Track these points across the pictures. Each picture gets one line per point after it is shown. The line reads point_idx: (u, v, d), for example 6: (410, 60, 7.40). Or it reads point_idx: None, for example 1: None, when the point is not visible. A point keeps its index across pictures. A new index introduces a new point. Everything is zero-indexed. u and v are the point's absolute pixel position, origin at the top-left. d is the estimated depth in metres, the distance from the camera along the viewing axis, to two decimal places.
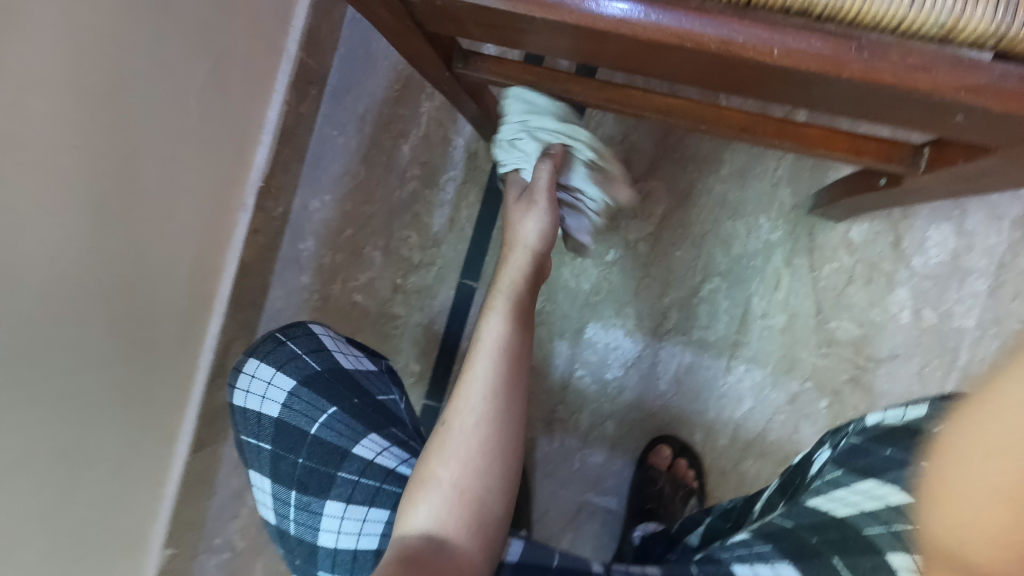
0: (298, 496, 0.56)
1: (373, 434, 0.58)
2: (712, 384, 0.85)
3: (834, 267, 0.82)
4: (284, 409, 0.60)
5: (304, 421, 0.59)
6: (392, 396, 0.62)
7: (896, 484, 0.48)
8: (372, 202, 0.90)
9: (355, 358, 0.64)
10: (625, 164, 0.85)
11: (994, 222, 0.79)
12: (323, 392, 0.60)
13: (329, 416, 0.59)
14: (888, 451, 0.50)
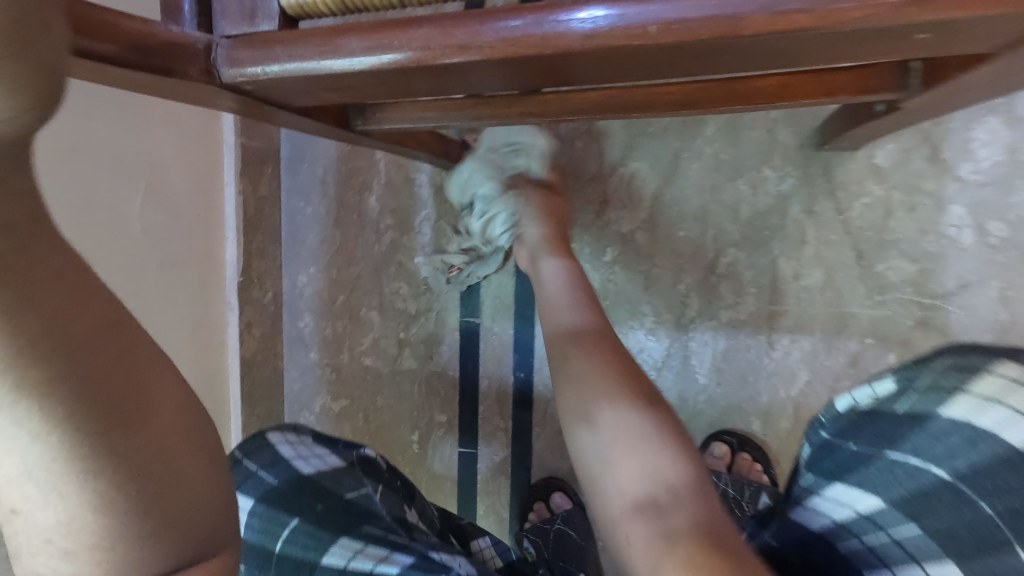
0: None
1: (343, 537, 0.51)
2: (757, 366, 0.75)
3: (865, 202, 0.70)
4: (248, 531, 0.54)
5: (269, 540, 0.52)
6: (364, 491, 0.56)
7: (862, 486, 0.40)
8: (354, 263, 0.87)
9: (310, 450, 0.60)
10: (598, 153, 0.77)
11: None
12: (283, 505, 0.54)
13: (290, 528, 0.52)
14: (852, 446, 0.41)
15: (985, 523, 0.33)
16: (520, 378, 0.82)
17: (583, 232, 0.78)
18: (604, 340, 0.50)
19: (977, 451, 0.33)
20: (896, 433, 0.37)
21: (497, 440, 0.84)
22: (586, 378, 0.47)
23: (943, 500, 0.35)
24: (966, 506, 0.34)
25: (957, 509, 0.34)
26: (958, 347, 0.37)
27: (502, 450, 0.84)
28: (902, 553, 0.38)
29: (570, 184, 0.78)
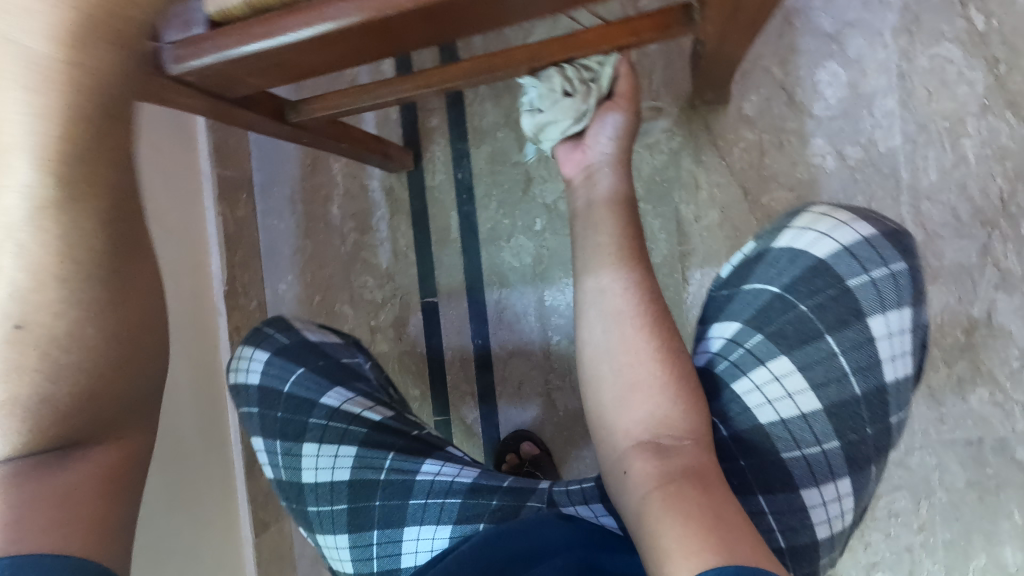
0: (281, 443, 0.62)
1: (339, 387, 0.63)
2: (679, 301, 0.85)
3: (742, 147, 0.83)
4: (262, 377, 0.64)
5: (274, 382, 0.64)
6: (359, 360, 0.67)
7: (727, 317, 0.54)
8: (326, 265, 0.99)
9: (324, 333, 0.68)
10: (518, 140, 0.91)
11: (876, 39, 0.78)
12: (292, 359, 0.65)
13: (298, 373, 0.64)
14: (722, 291, 0.56)
15: (805, 318, 0.52)
16: (479, 344, 0.93)
17: (516, 209, 0.91)
18: (625, 217, 0.56)
19: (797, 266, 0.53)
20: (748, 270, 0.54)
21: (467, 403, 0.94)
22: (602, 273, 0.54)
23: (777, 308, 0.53)
24: (791, 308, 0.52)
25: (788, 311, 0.52)
26: (791, 212, 0.57)
27: (472, 411, 0.94)
28: (752, 358, 0.52)
29: (499, 170, 0.92)
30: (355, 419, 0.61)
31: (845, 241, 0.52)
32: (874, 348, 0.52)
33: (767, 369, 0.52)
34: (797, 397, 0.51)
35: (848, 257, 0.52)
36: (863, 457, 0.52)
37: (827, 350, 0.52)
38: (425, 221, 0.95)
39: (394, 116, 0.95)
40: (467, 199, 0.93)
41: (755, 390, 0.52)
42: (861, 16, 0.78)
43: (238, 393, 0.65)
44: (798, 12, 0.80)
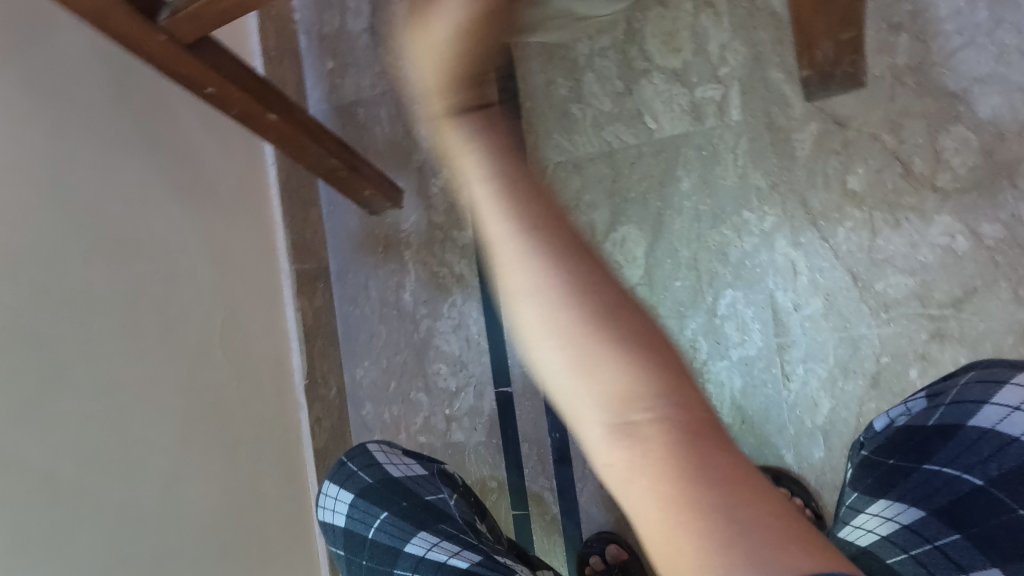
0: None
1: (422, 532, 0.55)
2: (776, 400, 0.76)
3: (849, 226, 0.72)
4: (348, 519, 0.59)
5: (359, 529, 0.57)
6: (444, 495, 0.59)
7: (904, 500, 0.47)
8: (399, 351, 0.98)
9: (408, 466, 0.61)
10: (590, 224, 0.85)
11: (1017, 96, 0.66)
12: (376, 500, 0.58)
13: (381, 520, 0.57)
14: (891, 461, 0.50)
15: (1022, 524, 0.42)
16: (557, 437, 0.89)
17: None
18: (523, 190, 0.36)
19: (1007, 457, 0.44)
20: (934, 445, 0.48)
21: (546, 499, 0.89)
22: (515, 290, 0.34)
23: (980, 506, 0.44)
24: (1002, 510, 0.43)
25: (998, 514, 0.43)
26: (991, 370, 0.48)
27: (552, 508, 0.89)
28: (944, 559, 0.43)
29: None
30: (439, 570, 0.51)
31: None
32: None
33: None
34: None
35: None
36: None
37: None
38: (496, 307, 0.92)
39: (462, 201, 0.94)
40: None
41: None
42: (996, 70, 0.67)
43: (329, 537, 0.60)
44: (913, 70, 0.69)
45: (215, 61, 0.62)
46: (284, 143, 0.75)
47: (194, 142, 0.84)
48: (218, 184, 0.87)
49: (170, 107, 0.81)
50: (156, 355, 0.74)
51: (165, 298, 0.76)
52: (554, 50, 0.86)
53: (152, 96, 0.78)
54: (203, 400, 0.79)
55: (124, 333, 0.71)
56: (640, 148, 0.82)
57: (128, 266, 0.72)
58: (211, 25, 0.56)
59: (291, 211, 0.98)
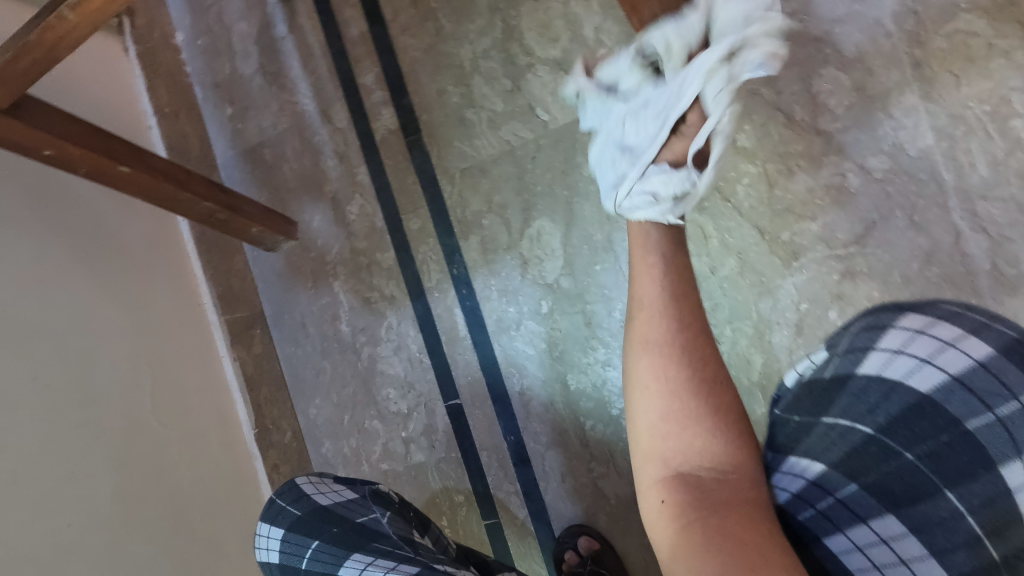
0: None
1: (355, 555, 0.54)
2: None
3: (746, 182, 0.73)
4: (281, 556, 0.57)
5: (295, 561, 0.56)
6: (375, 514, 0.58)
7: (806, 456, 0.43)
8: (346, 383, 0.97)
9: (337, 492, 0.61)
10: (505, 224, 0.85)
11: (876, 31, 0.68)
12: (305, 532, 0.57)
13: (314, 550, 0.56)
14: (796, 419, 0.44)
15: (910, 469, 0.38)
16: (513, 440, 0.88)
17: (518, 293, 0.86)
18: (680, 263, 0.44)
19: (892, 403, 0.39)
20: (828, 399, 0.42)
21: (513, 503, 0.88)
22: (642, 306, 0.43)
23: (870, 455, 0.40)
24: (890, 455, 0.39)
25: (885, 461, 0.39)
26: (880, 312, 0.42)
27: (520, 512, 0.88)
28: (847, 512, 0.41)
29: (491, 258, 0.87)
30: None
31: (954, 368, 0.37)
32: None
33: (869, 529, 0.39)
34: None
35: (962, 391, 0.37)
36: None
37: (947, 508, 0.37)
38: (431, 322, 0.91)
39: (380, 223, 0.93)
40: (468, 293, 0.89)
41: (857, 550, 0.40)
42: (853, 9, 0.68)
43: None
44: None
45: (42, 122, 0.63)
46: (145, 194, 0.76)
47: (93, 211, 0.83)
48: (126, 249, 0.86)
49: (61, 180, 0.80)
50: (79, 432, 0.72)
51: (80, 371, 0.75)
52: (442, 61, 0.88)
53: (42, 170, 0.77)
54: (141, 465, 0.77)
55: (40, 416, 0.69)
56: (538, 141, 0.83)
57: (36, 345, 0.71)
58: (22, 85, 0.59)
59: (213, 263, 0.97)
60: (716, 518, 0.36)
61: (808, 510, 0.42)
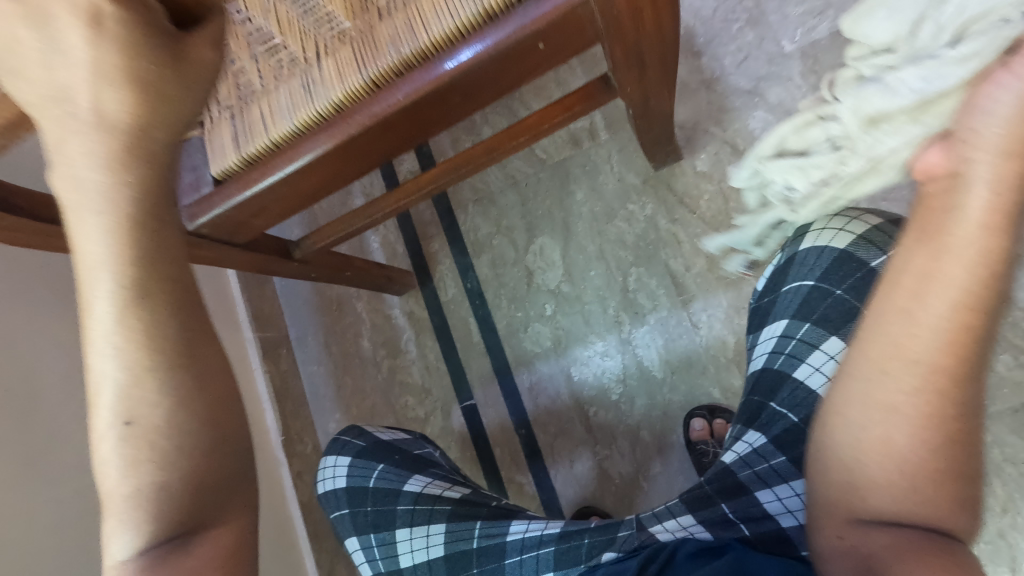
0: (376, 533, 0.70)
1: (416, 475, 0.71)
2: (693, 346, 0.91)
3: (707, 198, 0.93)
4: (349, 480, 0.73)
5: (363, 480, 0.73)
6: (427, 449, 0.76)
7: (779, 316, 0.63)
8: (366, 395, 1.06)
9: (393, 433, 0.78)
10: (512, 243, 1.01)
11: (789, 84, 0.91)
12: (372, 458, 0.74)
13: (380, 470, 0.73)
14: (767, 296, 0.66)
15: (841, 301, 0.59)
16: (524, 433, 0.98)
17: (525, 300, 1.00)
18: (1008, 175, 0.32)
19: (823, 260, 0.60)
20: (784, 274, 0.64)
21: (527, 493, 0.96)
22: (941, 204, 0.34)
23: (815, 297, 0.60)
24: (828, 295, 0.59)
25: (824, 299, 0.60)
26: None
27: (533, 500, 0.96)
28: (804, 345, 0.60)
29: (500, 273, 1.02)
30: (438, 499, 0.69)
31: (859, 231, 0.59)
32: None
33: (821, 351, 0.59)
34: None
35: (864, 243, 0.58)
36: None
37: None
38: (447, 332, 1.04)
39: (401, 249, 1.08)
40: (481, 303, 1.02)
41: (815, 372, 0.59)
42: (771, 69, 0.91)
43: (331, 504, 0.74)
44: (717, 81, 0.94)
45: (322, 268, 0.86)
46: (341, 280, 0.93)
47: None
48: None
49: None
50: None
51: None
52: None
53: None
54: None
55: None
56: (537, 175, 1.01)
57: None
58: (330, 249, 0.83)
59: (248, 289, 1.08)
60: (919, 482, 0.36)
61: (783, 355, 0.62)
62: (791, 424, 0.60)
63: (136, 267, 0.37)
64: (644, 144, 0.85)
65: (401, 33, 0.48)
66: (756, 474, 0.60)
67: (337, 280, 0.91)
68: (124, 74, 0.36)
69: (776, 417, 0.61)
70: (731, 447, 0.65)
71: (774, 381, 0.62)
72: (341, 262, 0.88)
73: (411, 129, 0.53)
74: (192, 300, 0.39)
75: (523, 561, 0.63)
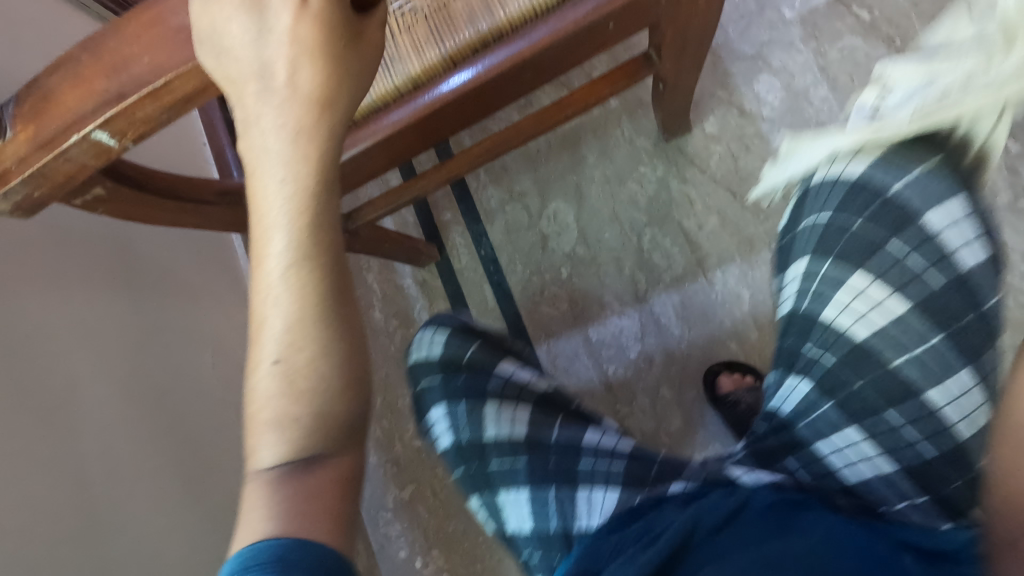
0: (465, 407, 0.65)
1: (506, 362, 0.68)
2: (709, 301, 0.93)
3: (716, 158, 0.95)
4: (443, 351, 0.68)
5: (459, 351, 0.67)
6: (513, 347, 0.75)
7: (806, 251, 0.55)
8: (379, 367, 1.04)
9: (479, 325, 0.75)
10: (525, 209, 1.02)
11: (790, 48, 0.95)
12: (469, 335, 0.70)
13: (472, 348, 0.68)
14: (796, 232, 0.57)
15: (863, 235, 0.51)
16: None
17: (540, 265, 1.00)
18: None
19: (837, 193, 0.52)
20: (804, 207, 0.55)
21: None
22: None
23: (831, 236, 0.53)
24: (845, 232, 0.52)
25: (840, 233, 0.52)
26: None
27: None
28: (828, 282, 0.53)
29: (514, 239, 1.02)
30: (523, 390, 0.66)
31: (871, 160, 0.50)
32: (936, 242, 0.48)
33: (850, 284, 0.52)
34: (885, 303, 0.50)
35: (882, 170, 0.49)
36: (976, 344, 0.47)
37: (890, 256, 0.50)
38: (461, 300, 1.03)
39: (411, 219, 1.07)
40: (495, 269, 1.02)
41: (847, 308, 0.52)
42: (772, 35, 0.95)
43: (424, 367, 0.69)
44: (722, 47, 0.97)
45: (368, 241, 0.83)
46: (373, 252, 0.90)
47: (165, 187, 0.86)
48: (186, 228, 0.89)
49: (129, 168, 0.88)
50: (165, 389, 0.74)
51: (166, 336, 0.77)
52: None
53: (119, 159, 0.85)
54: (217, 438, 0.80)
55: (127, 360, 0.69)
56: (548, 141, 1.03)
57: (156, 347, 0.74)
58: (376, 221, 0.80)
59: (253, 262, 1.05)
60: None
61: (806, 296, 0.55)
62: (829, 366, 0.54)
63: (312, 229, 0.35)
64: (661, 116, 0.88)
65: (473, 6, 0.56)
66: (807, 425, 0.57)
67: (372, 251, 0.88)
68: (325, 57, 0.33)
69: (811, 363, 0.55)
70: (775, 396, 0.60)
71: (801, 326, 0.56)
72: (384, 234, 0.84)
73: (479, 103, 0.60)
74: (346, 282, 0.37)
75: (595, 470, 0.61)
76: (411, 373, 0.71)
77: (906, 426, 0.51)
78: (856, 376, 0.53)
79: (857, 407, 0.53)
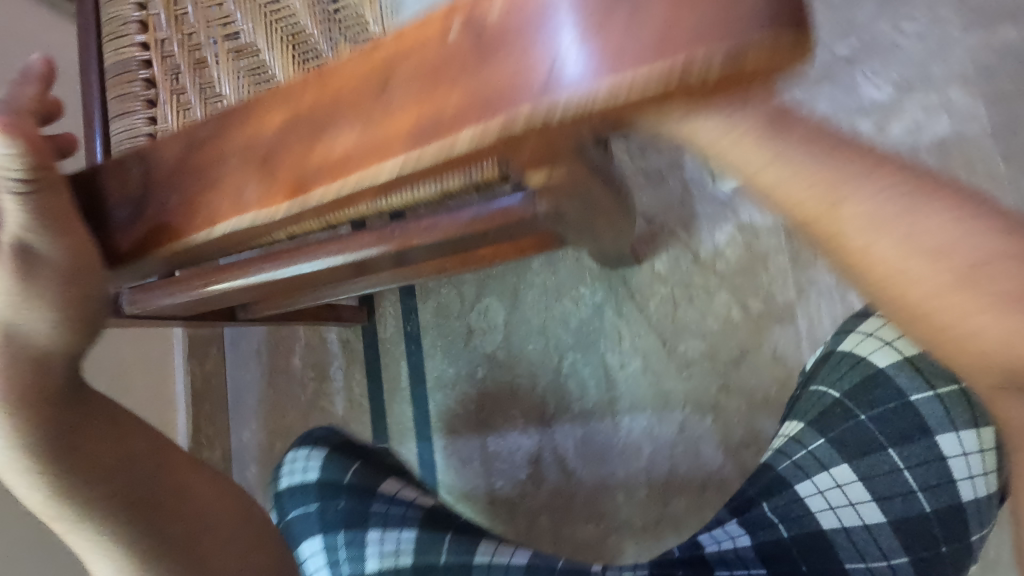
0: (340, 536, 0.76)
1: (377, 495, 0.79)
2: (610, 445, 0.90)
3: (656, 300, 0.90)
4: (318, 476, 0.80)
5: (336, 478, 0.79)
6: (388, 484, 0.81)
7: (846, 361, 0.68)
8: (287, 413, 1.05)
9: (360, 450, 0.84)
10: (459, 296, 0.99)
11: (763, 205, 0.88)
12: (342, 456, 0.82)
13: (351, 473, 0.80)
14: (860, 415, 0.66)
15: (864, 430, 0.65)
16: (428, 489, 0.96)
17: (459, 358, 0.98)
18: None
19: (885, 403, 0.64)
20: (828, 420, 0.68)
21: None
22: None
23: (838, 416, 0.67)
24: (897, 398, 0.64)
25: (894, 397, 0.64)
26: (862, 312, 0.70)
27: None
28: (872, 481, 0.65)
29: (441, 324, 1.00)
30: (404, 519, 0.76)
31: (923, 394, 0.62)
32: (944, 467, 0.60)
33: (904, 469, 0.63)
34: (858, 506, 0.65)
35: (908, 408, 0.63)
36: (939, 571, 0.61)
37: (890, 462, 0.64)
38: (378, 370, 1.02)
39: None
40: (416, 349, 1.01)
41: (819, 493, 0.68)
42: None
43: (291, 498, 0.80)
44: (694, 184, 0.91)
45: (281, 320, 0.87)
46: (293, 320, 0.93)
47: None
48: None
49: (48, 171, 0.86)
50: None
51: None
52: None
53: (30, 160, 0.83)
54: None
55: None
56: None
57: None
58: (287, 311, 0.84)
59: None
60: None
61: (794, 458, 0.70)
62: (788, 480, 0.71)
63: (77, 495, 0.45)
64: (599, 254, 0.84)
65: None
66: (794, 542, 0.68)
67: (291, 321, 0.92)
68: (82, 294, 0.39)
69: (808, 501, 0.68)
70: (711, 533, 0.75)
71: (777, 482, 0.72)
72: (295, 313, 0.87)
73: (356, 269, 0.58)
74: (173, 492, 0.50)
75: None
76: (281, 502, 0.82)
77: (874, 567, 0.63)
78: (819, 555, 0.66)
79: (844, 537, 0.65)
